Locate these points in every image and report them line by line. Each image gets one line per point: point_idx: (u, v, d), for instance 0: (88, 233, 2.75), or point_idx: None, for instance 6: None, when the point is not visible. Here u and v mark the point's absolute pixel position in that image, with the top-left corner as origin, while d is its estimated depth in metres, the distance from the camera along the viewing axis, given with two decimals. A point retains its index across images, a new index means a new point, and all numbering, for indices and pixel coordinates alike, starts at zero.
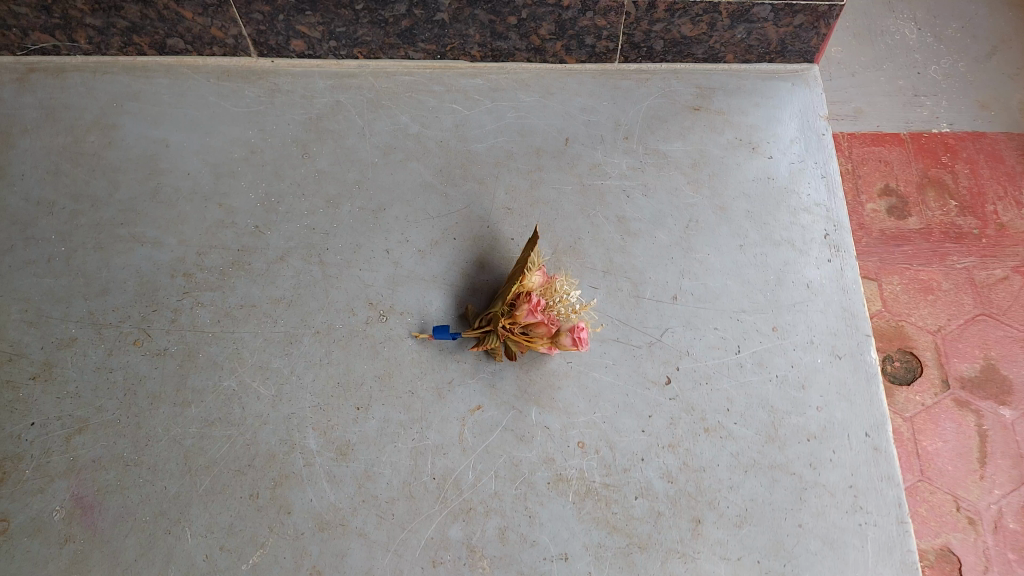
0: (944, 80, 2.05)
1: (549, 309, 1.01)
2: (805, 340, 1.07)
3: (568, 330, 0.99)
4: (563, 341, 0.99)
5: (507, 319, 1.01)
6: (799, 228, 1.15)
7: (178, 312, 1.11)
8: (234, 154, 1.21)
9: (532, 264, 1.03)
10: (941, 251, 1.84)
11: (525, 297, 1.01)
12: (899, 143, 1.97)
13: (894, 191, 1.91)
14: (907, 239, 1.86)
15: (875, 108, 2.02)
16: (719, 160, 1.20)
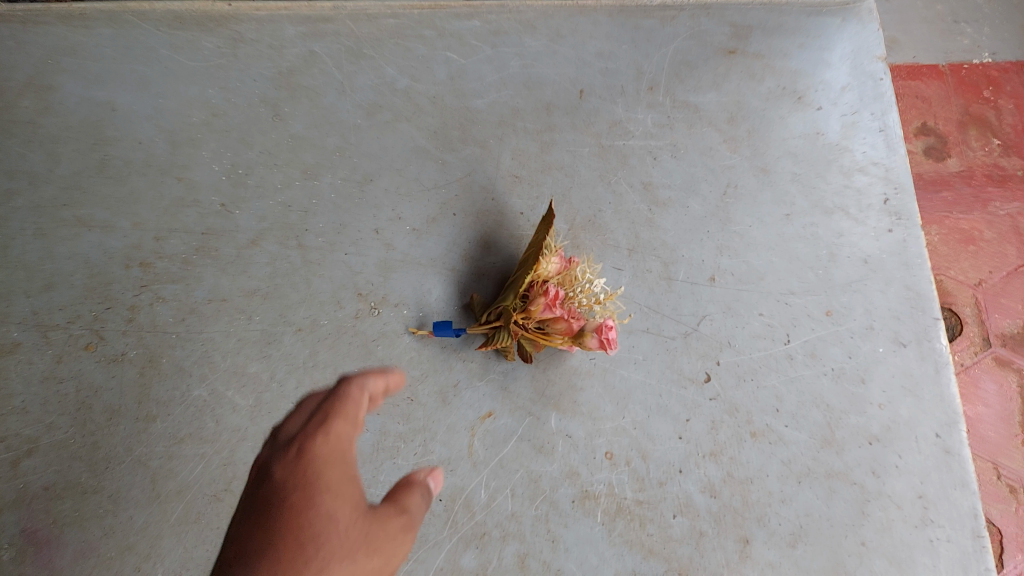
0: (988, 2, 1.82)
1: (568, 301, 0.86)
2: (863, 326, 0.93)
3: (593, 329, 0.83)
4: (588, 342, 0.83)
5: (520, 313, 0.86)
6: (853, 193, 0.99)
7: (136, 309, 0.96)
8: (192, 118, 1.03)
9: (550, 247, 0.87)
10: (983, 197, 1.65)
11: (541, 287, 0.85)
12: (939, 74, 1.76)
13: (932, 130, 1.72)
14: (946, 184, 1.68)
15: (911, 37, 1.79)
16: (759, 113, 1.03)
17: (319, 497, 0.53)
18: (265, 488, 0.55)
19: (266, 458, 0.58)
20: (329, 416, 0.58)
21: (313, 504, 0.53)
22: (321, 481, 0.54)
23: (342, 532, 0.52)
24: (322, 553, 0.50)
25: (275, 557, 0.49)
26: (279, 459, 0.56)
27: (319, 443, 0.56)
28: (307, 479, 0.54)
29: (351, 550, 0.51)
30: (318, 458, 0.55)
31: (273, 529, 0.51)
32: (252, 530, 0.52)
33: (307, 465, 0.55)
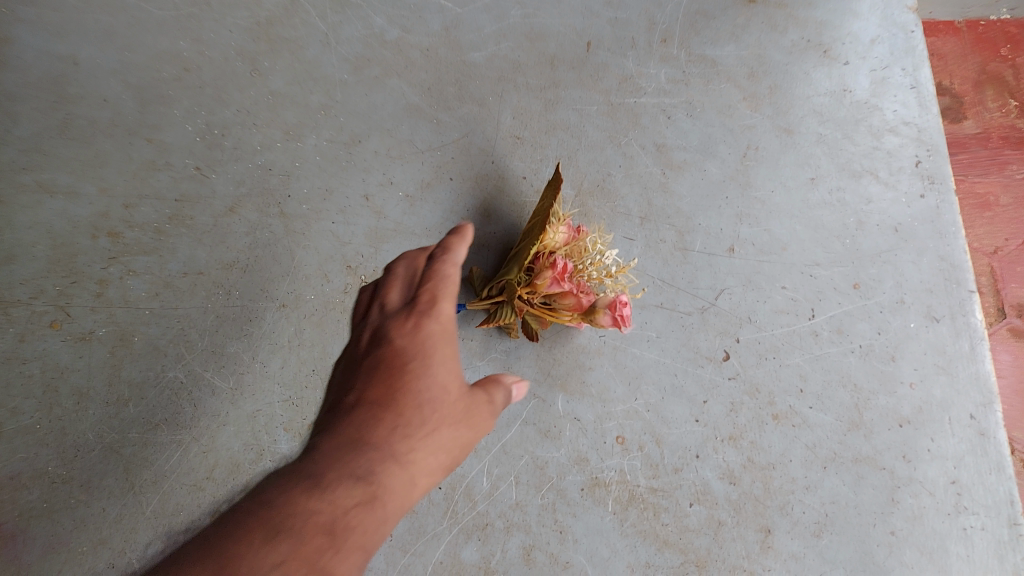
0: None
1: (577, 275, 0.79)
2: (893, 300, 0.86)
3: (606, 305, 0.76)
4: (600, 320, 0.76)
5: (524, 287, 0.78)
6: (883, 155, 0.92)
7: (104, 283, 0.88)
8: (162, 73, 0.94)
9: (557, 215, 0.79)
10: (1002, 160, 1.24)
11: (547, 260, 0.77)
12: (958, 26, 1.28)
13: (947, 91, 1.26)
14: (963, 147, 1.24)
15: None
16: (781, 68, 0.95)
17: (433, 364, 0.56)
18: (379, 347, 0.57)
19: (379, 321, 0.60)
20: (444, 292, 0.61)
21: (428, 370, 0.56)
22: (436, 351, 0.57)
23: (449, 404, 0.55)
24: (434, 416, 0.54)
25: (396, 411, 0.52)
26: (396, 322, 0.59)
27: (433, 317, 0.59)
28: (422, 347, 0.57)
29: (454, 421, 0.55)
30: (433, 330, 0.58)
31: (392, 385, 0.54)
32: (370, 382, 0.54)
33: (423, 335, 0.58)
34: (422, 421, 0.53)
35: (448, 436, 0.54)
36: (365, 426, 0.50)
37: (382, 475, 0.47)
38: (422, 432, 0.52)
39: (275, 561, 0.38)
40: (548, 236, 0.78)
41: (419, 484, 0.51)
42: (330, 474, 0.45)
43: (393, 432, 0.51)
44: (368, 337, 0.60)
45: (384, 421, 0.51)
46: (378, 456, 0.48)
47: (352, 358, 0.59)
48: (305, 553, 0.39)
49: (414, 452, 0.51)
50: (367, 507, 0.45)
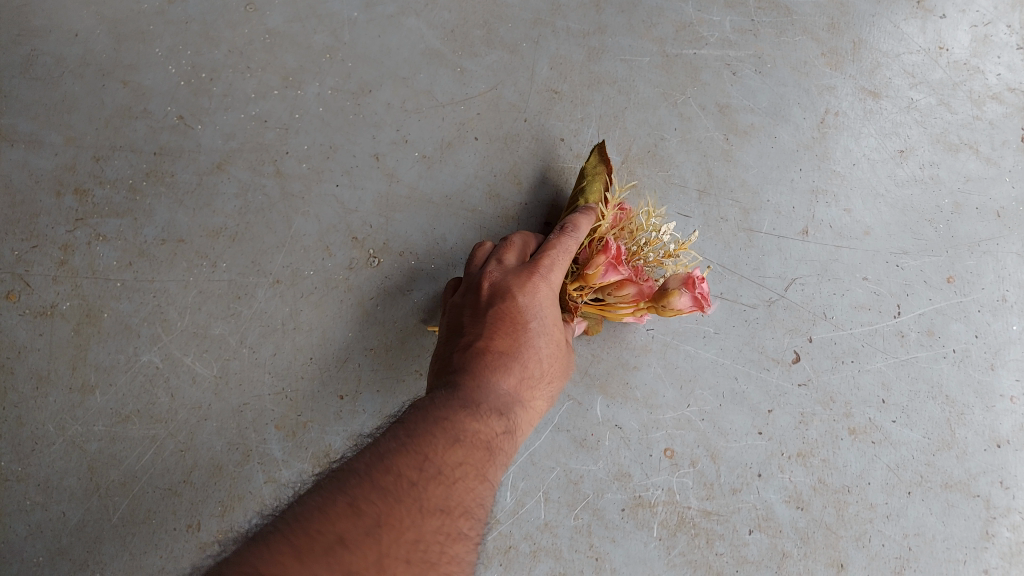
0: None
1: (634, 257, 0.64)
2: (994, 297, 0.73)
3: (680, 284, 0.60)
4: (677, 301, 0.60)
5: (573, 282, 0.64)
6: (985, 126, 0.78)
7: (68, 250, 0.75)
8: (141, 5, 0.80)
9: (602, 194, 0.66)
10: None
11: (596, 246, 0.63)
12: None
13: None
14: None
15: None
16: (867, 20, 0.80)
17: (551, 322, 0.57)
18: (500, 296, 0.56)
19: (498, 274, 0.59)
20: (563, 255, 0.59)
21: (547, 329, 0.57)
22: (551, 311, 0.57)
23: (561, 356, 0.58)
24: (552, 370, 0.57)
25: (523, 362, 0.54)
26: (517, 275, 0.57)
27: (551, 277, 0.58)
28: (543, 305, 0.56)
29: (562, 371, 0.59)
30: (551, 290, 0.58)
31: (519, 337, 0.55)
32: (494, 329, 0.55)
33: (546, 294, 0.57)
34: (542, 370, 0.56)
35: (558, 384, 0.58)
36: (498, 372, 0.53)
37: (516, 412, 0.52)
38: (542, 381, 0.56)
39: (457, 462, 0.45)
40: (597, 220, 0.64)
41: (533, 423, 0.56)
42: (481, 403, 0.50)
43: (520, 381, 0.54)
44: (485, 286, 0.58)
45: (513, 370, 0.54)
46: (512, 399, 0.53)
47: (467, 301, 0.59)
48: (474, 460, 0.46)
49: (535, 398, 0.56)
50: (507, 436, 0.50)
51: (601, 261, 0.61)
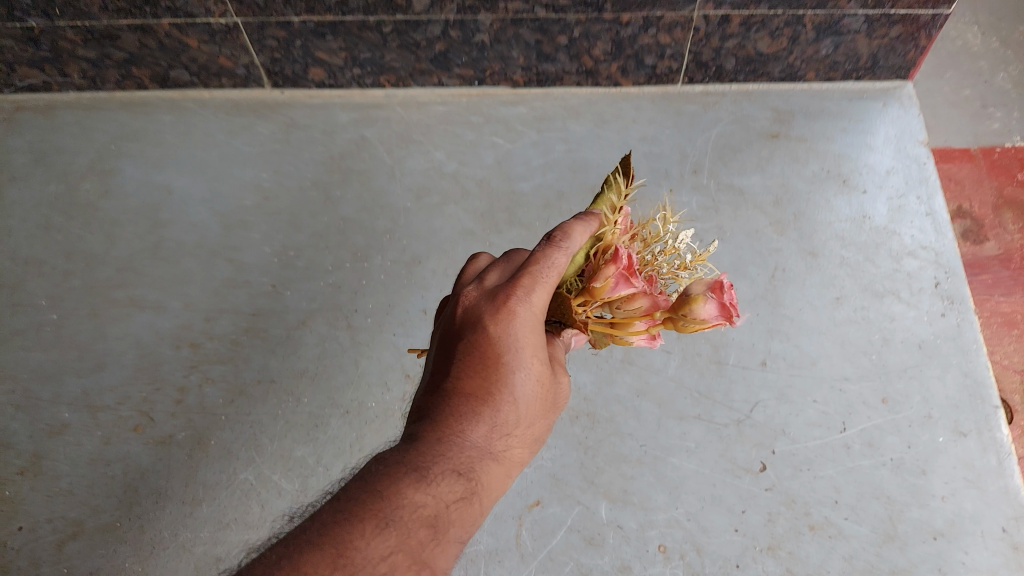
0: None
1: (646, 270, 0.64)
2: (921, 415, 0.90)
3: (704, 290, 0.54)
4: (699, 308, 0.54)
5: (580, 295, 0.61)
6: (904, 276, 0.98)
7: (185, 390, 0.96)
8: (246, 201, 1.07)
9: (613, 200, 0.63)
10: None
11: (605, 255, 0.61)
12: (973, 152, 1.14)
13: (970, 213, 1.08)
14: (983, 269, 1.04)
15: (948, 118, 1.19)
16: (803, 196, 1.04)
17: (529, 353, 0.52)
18: (471, 327, 0.51)
19: (474, 300, 0.53)
20: (551, 267, 0.53)
21: (525, 363, 0.51)
22: (529, 343, 0.52)
23: (547, 387, 0.54)
24: (531, 410, 0.52)
25: (493, 409, 0.49)
26: (489, 301, 0.52)
27: (531, 293, 0.52)
28: (518, 333, 0.51)
29: (549, 402, 0.54)
30: (531, 313, 0.52)
31: (487, 381, 0.50)
32: (462, 367, 0.50)
33: (522, 323, 0.51)
34: (519, 413, 0.51)
35: (545, 418, 0.55)
36: (464, 421, 0.48)
37: (481, 469, 0.48)
38: (518, 425, 0.51)
39: (383, 555, 0.42)
40: (605, 230, 0.61)
41: (508, 476, 0.51)
42: (433, 464, 0.46)
43: (492, 429, 0.49)
44: (460, 311, 0.53)
45: (483, 419, 0.49)
46: (476, 453, 0.48)
47: (444, 326, 0.55)
48: (407, 546, 0.43)
49: (511, 447, 0.51)
50: (465, 506, 0.46)
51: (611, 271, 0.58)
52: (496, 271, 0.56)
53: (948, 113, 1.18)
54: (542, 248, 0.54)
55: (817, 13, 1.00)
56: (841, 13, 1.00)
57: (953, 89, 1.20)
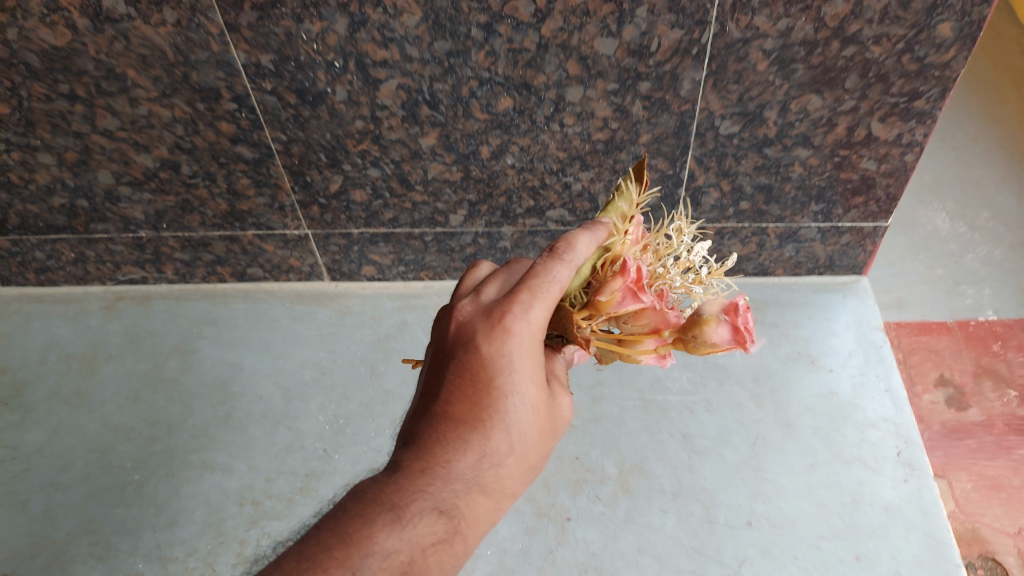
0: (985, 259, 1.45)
1: (657, 282, 0.75)
2: (890, 570, 1.02)
3: (718, 312, 0.63)
4: (713, 330, 0.63)
5: (587, 309, 0.70)
6: (868, 445, 1.14)
7: (245, 543, 1.09)
8: (305, 376, 1.27)
9: (623, 211, 0.72)
10: (1010, 444, 1.17)
11: (612, 267, 0.70)
12: (950, 324, 1.33)
13: (951, 381, 1.25)
14: (969, 433, 1.18)
15: (921, 298, 1.38)
16: (778, 374, 1.22)
17: (520, 380, 0.57)
18: (466, 350, 0.57)
19: (469, 316, 0.59)
20: (546, 288, 0.59)
21: (516, 390, 0.57)
22: (521, 372, 0.57)
23: (541, 412, 0.59)
24: (522, 439, 0.57)
25: (480, 439, 0.55)
26: (483, 322, 0.58)
27: (523, 317, 0.58)
28: (507, 359, 0.56)
29: (543, 426, 0.60)
30: (522, 337, 0.57)
31: (475, 410, 0.55)
32: (451, 393, 0.56)
33: (513, 348, 0.57)
34: (509, 442, 0.57)
35: (539, 443, 0.60)
36: (450, 453, 0.54)
37: (461, 501, 0.54)
38: (507, 452, 0.57)
39: None
40: (613, 241, 0.70)
41: (495, 500, 0.57)
42: (413, 501, 0.53)
43: (479, 459, 0.55)
44: (456, 327, 0.59)
45: (469, 449, 0.55)
46: (460, 485, 0.54)
47: (441, 337, 0.61)
48: None
49: (498, 474, 0.57)
50: (440, 545, 0.53)
51: (620, 285, 0.67)
52: (494, 285, 0.62)
53: (927, 291, 1.39)
54: (538, 271, 0.59)
55: (777, 225, 1.23)
56: (796, 226, 1.23)
57: (927, 269, 1.43)
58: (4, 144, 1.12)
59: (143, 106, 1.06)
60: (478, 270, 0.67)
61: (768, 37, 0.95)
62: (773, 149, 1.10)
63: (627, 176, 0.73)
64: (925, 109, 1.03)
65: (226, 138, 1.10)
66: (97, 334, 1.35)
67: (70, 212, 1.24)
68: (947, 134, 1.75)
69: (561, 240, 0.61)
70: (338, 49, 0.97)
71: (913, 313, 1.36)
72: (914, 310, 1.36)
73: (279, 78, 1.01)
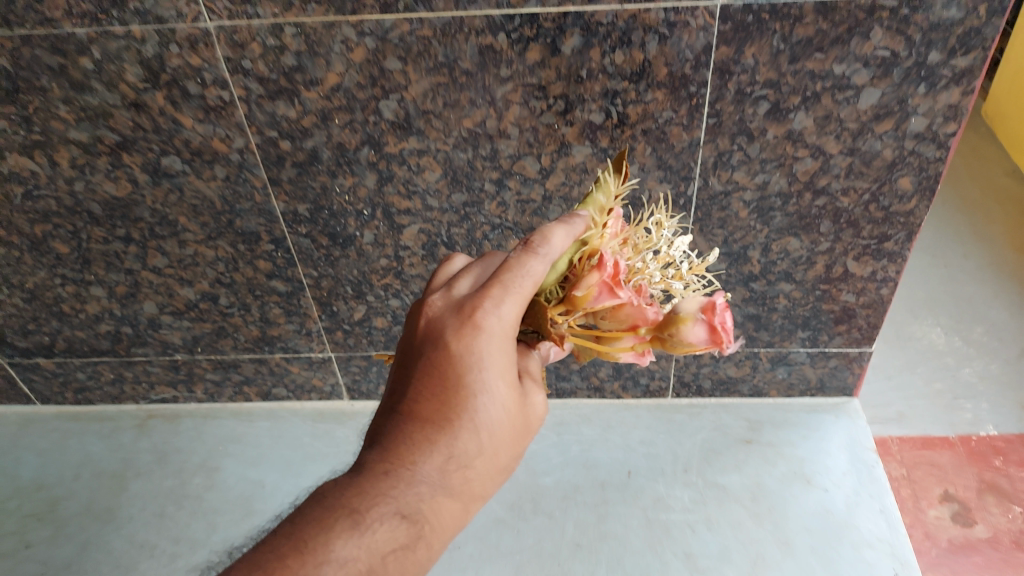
0: (982, 376, 1.53)
1: (635, 276, 0.85)
2: None
3: (696, 312, 0.74)
4: (691, 329, 0.74)
5: (569, 302, 0.79)
6: (865, 565, 1.17)
7: None
8: None
9: (601, 204, 0.83)
10: (1015, 561, 1.21)
11: (590, 261, 0.80)
12: (952, 440, 1.40)
13: (956, 496, 1.31)
14: (975, 549, 1.22)
15: (921, 413, 1.46)
16: (775, 492, 1.28)
17: (487, 381, 0.64)
18: (436, 349, 0.65)
19: (440, 314, 0.67)
20: (514, 286, 0.67)
21: (483, 391, 0.64)
22: (487, 372, 0.64)
23: (510, 411, 0.67)
24: (486, 439, 0.64)
25: (446, 442, 0.62)
26: (454, 323, 0.65)
27: (491, 316, 0.66)
28: (475, 359, 0.64)
29: (512, 425, 0.67)
30: (490, 334, 0.65)
31: (441, 412, 0.63)
32: (421, 393, 0.64)
33: (480, 349, 0.64)
34: (474, 442, 0.64)
35: (509, 440, 0.67)
36: (416, 455, 0.62)
37: (423, 503, 0.61)
38: (472, 452, 0.64)
39: None
40: (590, 236, 0.80)
41: (461, 499, 0.64)
42: (377, 503, 0.60)
43: (444, 460, 0.62)
44: (428, 324, 0.67)
45: (435, 451, 0.62)
46: (425, 486, 0.61)
47: (414, 333, 0.68)
48: None
49: (463, 473, 0.64)
50: (402, 544, 0.60)
51: (597, 278, 0.77)
52: (464, 284, 0.71)
53: (926, 405, 1.47)
54: (506, 273, 0.67)
55: (769, 350, 1.32)
56: (786, 350, 1.31)
57: (925, 383, 1.52)
58: (61, 279, 1.24)
59: (189, 247, 1.18)
60: (450, 269, 0.76)
61: (747, 190, 1.07)
62: (759, 283, 1.20)
63: (602, 178, 0.84)
64: (895, 250, 1.14)
65: (262, 273, 1.22)
66: (127, 451, 1.43)
67: (114, 337, 1.34)
68: (939, 251, 1.87)
69: (532, 241, 0.70)
70: (367, 199, 1.10)
71: (914, 429, 1.43)
72: (915, 425, 1.43)
73: (314, 223, 1.14)
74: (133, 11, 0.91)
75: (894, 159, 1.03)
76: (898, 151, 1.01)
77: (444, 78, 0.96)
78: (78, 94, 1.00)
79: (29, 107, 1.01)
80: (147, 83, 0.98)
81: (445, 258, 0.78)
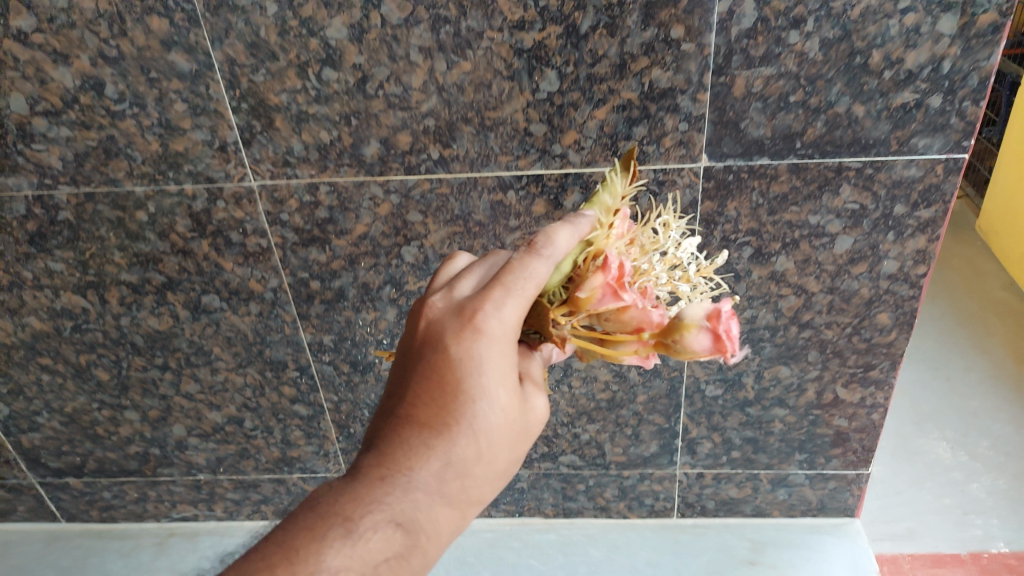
0: (988, 491, 1.57)
1: (641, 277, 0.85)
2: None
3: (699, 319, 0.74)
4: (693, 335, 0.74)
5: (572, 303, 0.80)
6: None
7: None
8: None
9: (607, 205, 0.84)
10: None
11: (595, 262, 0.80)
12: (963, 557, 1.43)
13: None
14: None
15: (929, 528, 1.49)
16: None
17: (486, 386, 0.66)
18: (436, 351, 0.67)
19: (441, 315, 0.69)
20: (515, 288, 0.68)
21: (482, 395, 0.65)
22: (487, 376, 0.66)
23: (511, 416, 0.68)
24: (486, 444, 0.66)
25: (443, 446, 0.64)
26: (454, 326, 0.67)
27: (493, 317, 0.67)
28: (474, 362, 0.65)
29: (513, 431, 0.68)
30: (490, 337, 0.66)
31: (439, 416, 0.64)
32: (420, 398, 0.66)
33: (478, 351, 0.66)
34: (472, 446, 0.65)
35: (508, 445, 0.68)
36: (412, 461, 0.63)
37: (418, 510, 0.63)
38: (470, 457, 0.65)
39: None
40: (595, 235, 0.81)
41: (456, 505, 0.65)
42: (369, 509, 0.62)
43: (442, 464, 0.64)
44: (429, 326, 0.69)
45: (432, 457, 0.63)
46: (419, 492, 0.63)
47: (414, 332, 0.70)
48: None
49: (461, 479, 0.65)
50: (396, 554, 0.61)
51: (601, 281, 0.78)
52: (465, 286, 0.73)
53: (935, 520, 1.50)
54: (507, 275, 0.69)
55: (768, 472, 1.37)
56: (785, 472, 1.36)
57: (933, 497, 1.55)
58: (98, 403, 1.32)
59: (221, 374, 1.27)
60: (451, 271, 0.78)
61: (737, 323, 1.16)
62: (753, 407, 1.27)
63: (607, 177, 0.85)
64: (881, 377, 1.21)
65: (286, 398, 1.30)
66: (146, 570, 1.46)
67: (142, 458, 1.41)
68: (941, 363, 1.93)
69: (536, 240, 0.72)
70: (387, 331, 1.19)
71: (925, 545, 1.45)
72: (926, 542, 1.46)
73: (337, 352, 1.23)
74: (186, 172, 1.04)
75: (871, 296, 1.11)
76: (874, 289, 1.11)
77: (460, 228, 1.07)
78: (132, 241, 1.11)
79: (87, 252, 1.13)
80: (194, 232, 1.10)
81: (447, 259, 0.80)
